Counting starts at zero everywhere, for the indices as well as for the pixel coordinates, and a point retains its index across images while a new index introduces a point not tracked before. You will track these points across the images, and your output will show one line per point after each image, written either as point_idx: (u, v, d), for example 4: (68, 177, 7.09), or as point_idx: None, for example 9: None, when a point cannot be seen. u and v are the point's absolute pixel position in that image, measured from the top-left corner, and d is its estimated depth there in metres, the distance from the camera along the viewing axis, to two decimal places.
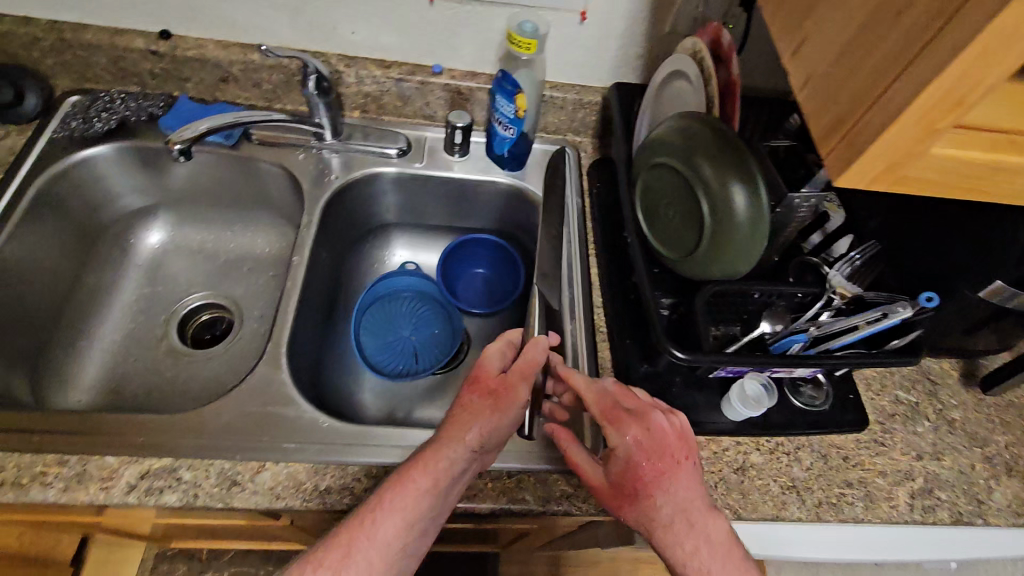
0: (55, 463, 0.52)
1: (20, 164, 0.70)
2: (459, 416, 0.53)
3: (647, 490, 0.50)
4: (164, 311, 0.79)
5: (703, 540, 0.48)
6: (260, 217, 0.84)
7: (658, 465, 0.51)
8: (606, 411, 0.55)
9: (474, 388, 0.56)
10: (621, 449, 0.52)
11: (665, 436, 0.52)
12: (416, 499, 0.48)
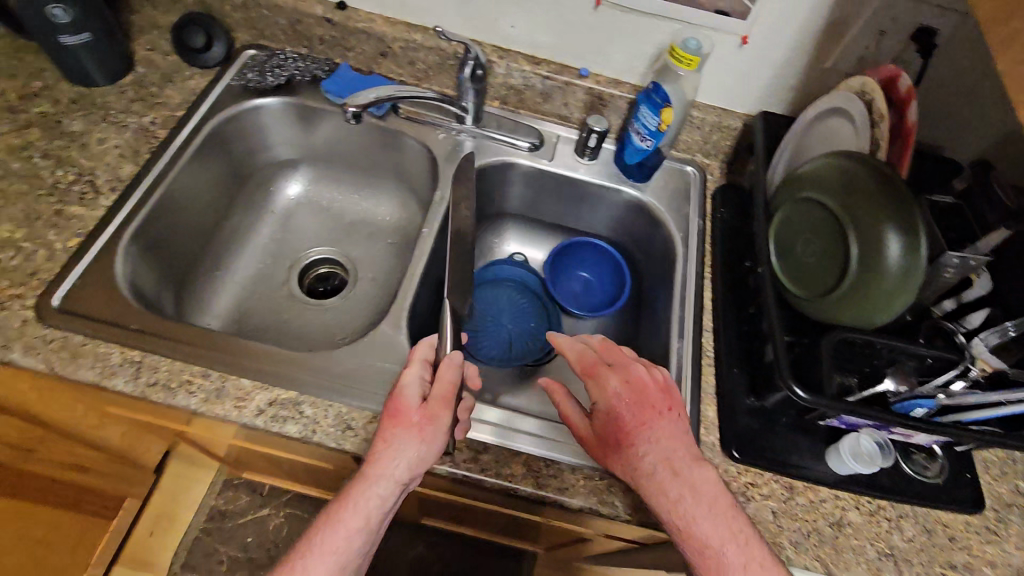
0: (199, 375, 0.58)
1: (200, 105, 0.77)
2: (378, 451, 0.51)
3: (629, 440, 0.53)
4: (289, 258, 0.85)
5: (689, 490, 0.50)
6: (388, 187, 0.89)
7: (641, 415, 0.54)
8: (587, 366, 0.58)
9: (388, 418, 0.52)
10: (604, 400, 0.55)
11: (646, 387, 0.55)
12: (347, 542, 0.50)
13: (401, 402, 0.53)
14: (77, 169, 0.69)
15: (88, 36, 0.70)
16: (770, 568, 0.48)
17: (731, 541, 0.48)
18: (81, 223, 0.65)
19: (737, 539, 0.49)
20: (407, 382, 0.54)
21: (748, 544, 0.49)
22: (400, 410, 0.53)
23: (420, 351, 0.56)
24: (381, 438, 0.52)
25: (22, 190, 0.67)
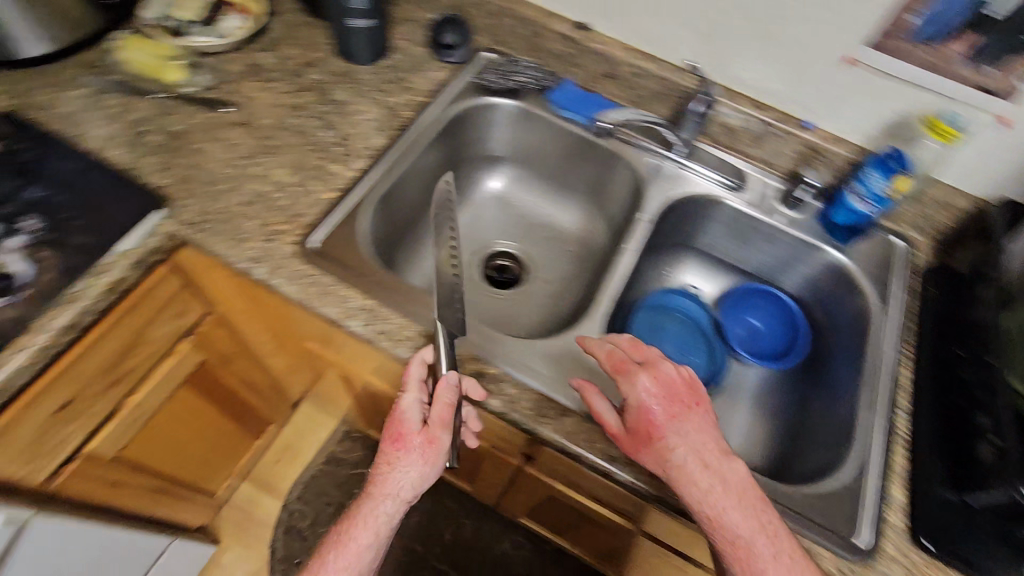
0: (420, 334, 0.65)
1: (442, 97, 0.85)
2: (387, 469, 0.61)
3: (659, 433, 0.55)
4: (475, 245, 0.92)
5: (721, 483, 0.53)
6: (580, 198, 0.93)
7: (672, 409, 0.56)
8: (617, 364, 0.59)
9: (392, 441, 0.61)
10: (635, 395, 0.56)
11: (673, 383, 0.58)
12: (358, 549, 0.61)
13: (397, 426, 0.61)
14: (338, 132, 0.79)
15: (372, 23, 0.82)
16: (797, 558, 0.52)
17: (766, 534, 0.52)
18: (337, 180, 0.75)
19: (770, 532, 0.52)
20: (403, 404, 0.61)
21: (775, 536, 0.52)
22: (397, 434, 0.61)
23: (415, 374, 0.61)
24: (384, 459, 0.61)
25: (294, 142, 0.77)
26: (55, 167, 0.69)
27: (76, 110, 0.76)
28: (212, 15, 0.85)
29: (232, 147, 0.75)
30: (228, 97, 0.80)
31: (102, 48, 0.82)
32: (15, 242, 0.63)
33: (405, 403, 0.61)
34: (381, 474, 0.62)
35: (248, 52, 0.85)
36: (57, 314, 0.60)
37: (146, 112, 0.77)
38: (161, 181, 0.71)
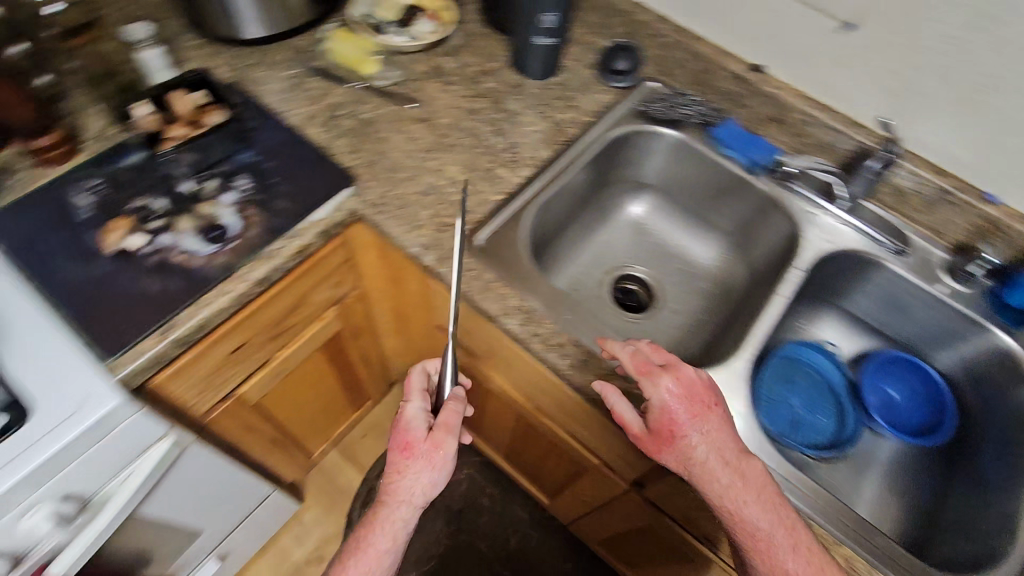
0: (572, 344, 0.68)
1: (606, 118, 0.87)
2: (399, 477, 0.65)
3: (682, 433, 0.56)
4: (606, 265, 0.93)
5: (742, 481, 0.56)
6: (722, 235, 0.93)
7: (694, 409, 0.57)
8: (640, 367, 0.59)
9: (402, 448, 0.65)
10: (658, 396, 0.57)
11: (694, 384, 0.58)
12: (378, 554, 0.65)
13: (403, 433, 0.65)
14: (509, 140, 0.83)
15: (554, 41, 0.85)
16: (815, 550, 0.55)
17: (786, 529, 0.55)
18: (506, 185, 0.79)
19: (788, 527, 0.56)
20: (408, 412, 0.67)
21: (792, 528, 0.56)
22: (405, 440, 0.65)
23: (416, 383, 0.69)
24: (395, 465, 0.65)
25: (469, 144, 0.82)
26: (266, 137, 0.77)
27: (285, 88, 0.84)
28: (407, 18, 0.92)
29: (414, 141, 0.81)
30: (414, 94, 0.86)
31: (309, 36, 0.91)
32: (231, 198, 0.71)
33: (409, 412, 0.67)
34: (392, 479, 0.65)
35: (434, 55, 0.91)
36: (259, 267, 0.67)
37: (342, 98, 0.84)
38: (351, 162, 0.78)
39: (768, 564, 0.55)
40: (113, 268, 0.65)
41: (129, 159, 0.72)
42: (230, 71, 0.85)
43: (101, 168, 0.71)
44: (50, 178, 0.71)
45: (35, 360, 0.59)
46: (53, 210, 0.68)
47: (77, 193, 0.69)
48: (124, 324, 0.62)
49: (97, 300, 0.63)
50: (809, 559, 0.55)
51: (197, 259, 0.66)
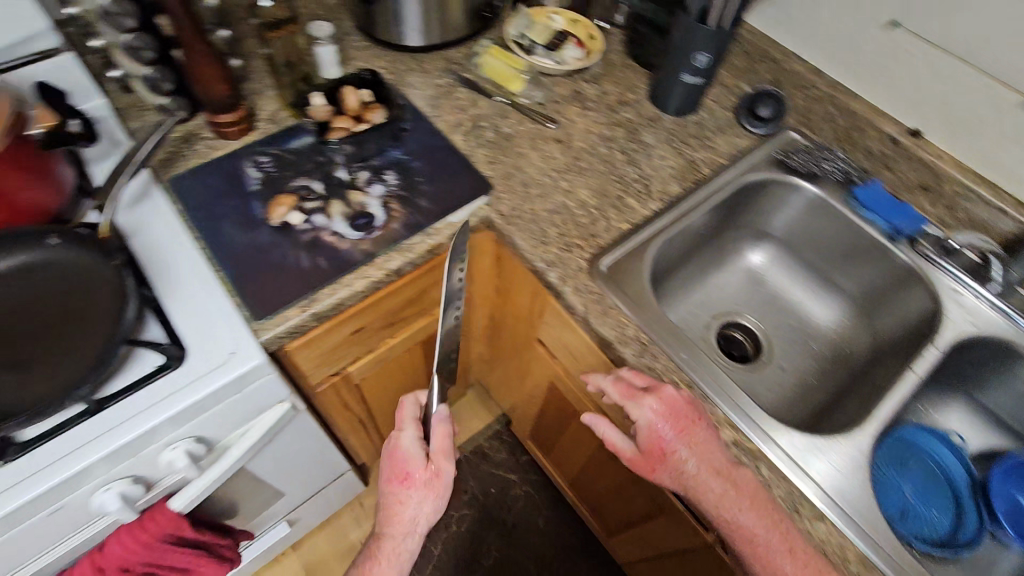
0: (687, 385, 0.67)
1: (743, 162, 0.86)
2: (397, 506, 0.69)
3: (671, 449, 0.61)
4: (716, 310, 0.90)
5: (731, 494, 0.59)
6: (844, 298, 0.89)
7: (679, 426, 0.61)
8: (624, 393, 0.64)
9: (402, 479, 0.69)
10: (643, 418, 0.62)
11: (678, 403, 0.62)
12: None
13: (401, 466, 0.69)
14: (641, 171, 0.84)
15: (699, 80, 0.85)
16: (812, 556, 0.58)
17: (779, 537, 0.58)
18: (634, 215, 0.79)
19: (781, 532, 0.58)
20: (401, 444, 0.70)
21: (785, 531, 0.59)
22: (403, 471, 0.69)
23: (408, 414, 0.71)
24: (396, 496, 0.69)
25: (602, 170, 0.83)
26: (415, 138, 0.82)
27: (436, 95, 0.89)
28: (555, 42, 0.94)
29: (549, 159, 0.84)
30: (554, 115, 0.89)
31: (463, 49, 0.96)
32: (379, 190, 0.76)
33: (402, 444, 0.69)
34: (393, 508, 0.69)
35: (577, 79, 0.93)
36: (396, 258, 0.71)
37: (487, 111, 0.88)
38: (489, 172, 0.81)
39: (767, 566, 0.58)
40: (271, 239, 0.71)
41: (296, 142, 0.79)
42: (389, 73, 0.91)
43: (270, 147, 0.78)
44: (227, 150, 0.79)
45: (198, 313, 0.65)
46: (228, 179, 0.75)
47: (249, 167, 0.76)
48: (276, 291, 0.67)
49: (256, 266, 0.69)
50: (803, 561, 0.57)
51: (344, 242, 0.71)
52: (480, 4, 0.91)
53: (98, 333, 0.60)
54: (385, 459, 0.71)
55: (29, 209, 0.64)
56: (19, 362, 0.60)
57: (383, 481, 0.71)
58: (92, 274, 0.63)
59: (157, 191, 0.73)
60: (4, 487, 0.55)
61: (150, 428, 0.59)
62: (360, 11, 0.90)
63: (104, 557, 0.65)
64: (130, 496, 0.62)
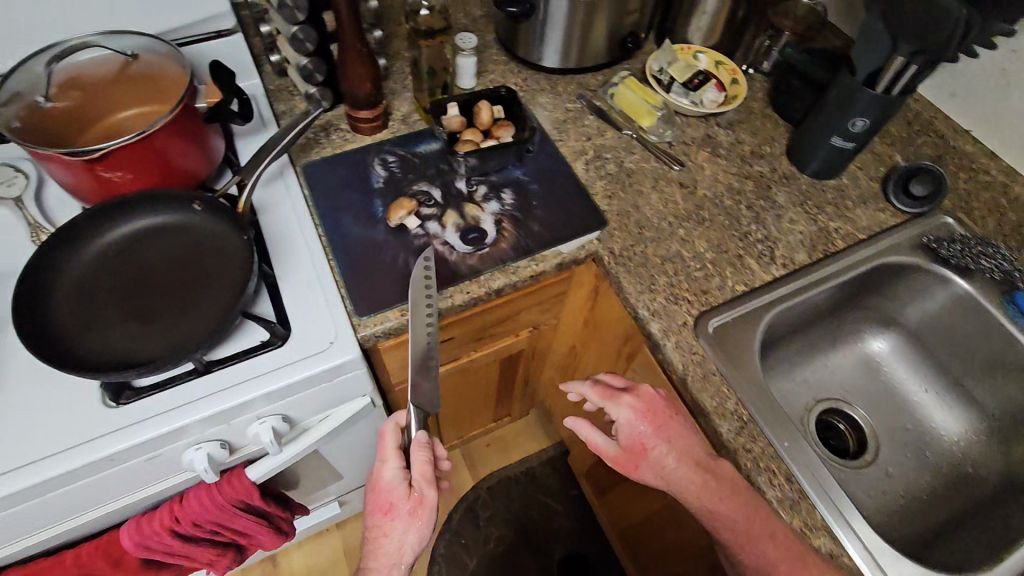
0: (784, 476, 0.62)
1: (882, 239, 0.78)
2: (382, 537, 0.66)
3: (648, 445, 0.62)
4: (819, 392, 0.83)
5: (712, 484, 0.58)
6: (979, 412, 0.78)
7: (655, 421, 0.62)
8: (606, 393, 0.65)
9: (384, 511, 0.66)
10: (622, 415, 0.63)
11: (653, 401, 0.64)
12: None
13: (386, 496, 0.66)
14: (767, 231, 0.78)
15: (849, 145, 0.78)
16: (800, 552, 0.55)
17: (763, 526, 0.56)
18: (752, 278, 0.74)
19: None
20: (386, 473, 0.67)
21: (768, 523, 0.57)
22: (388, 501, 0.66)
23: (387, 442, 0.68)
24: (381, 529, 0.66)
25: (723, 223, 0.79)
26: (537, 160, 0.81)
27: (563, 119, 0.88)
28: (694, 81, 0.89)
29: (670, 203, 0.80)
30: (681, 157, 0.85)
31: (598, 75, 0.94)
32: (493, 208, 0.76)
33: (386, 473, 0.67)
34: (377, 538, 0.67)
35: (712, 123, 0.89)
36: (498, 279, 0.71)
37: (612, 143, 0.86)
38: (605, 206, 0.79)
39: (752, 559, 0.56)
40: (385, 238, 0.73)
41: (423, 148, 0.81)
42: (520, 90, 0.91)
43: (398, 148, 0.81)
44: (359, 144, 0.82)
45: (306, 298, 0.68)
46: (355, 173, 0.78)
47: (376, 165, 0.79)
48: (380, 291, 0.69)
49: (365, 262, 0.71)
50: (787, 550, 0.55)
51: (453, 254, 0.71)
52: (625, 33, 0.88)
53: (218, 299, 0.65)
54: (370, 489, 0.68)
55: (184, 174, 0.70)
56: (145, 313, 0.63)
57: (369, 512, 0.68)
58: (223, 244, 0.68)
59: (291, 175, 0.78)
60: (115, 428, 0.59)
61: (245, 399, 0.62)
62: (505, 26, 0.91)
63: (184, 508, 0.67)
64: (215, 458, 0.64)
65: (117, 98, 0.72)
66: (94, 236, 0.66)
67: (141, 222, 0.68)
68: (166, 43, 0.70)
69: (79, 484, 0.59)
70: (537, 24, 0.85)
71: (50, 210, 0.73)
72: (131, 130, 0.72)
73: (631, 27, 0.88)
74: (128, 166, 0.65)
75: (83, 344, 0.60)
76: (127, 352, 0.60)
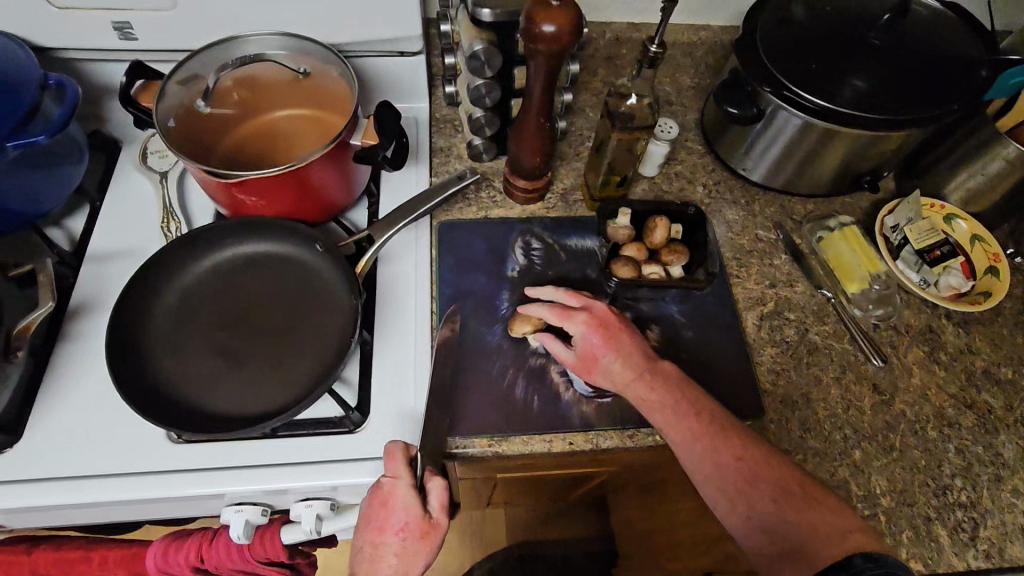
0: None
1: None
2: (380, 561, 0.54)
3: (599, 361, 0.56)
4: None
5: (653, 381, 0.55)
6: None
7: (605, 337, 0.56)
8: (563, 311, 0.58)
9: (396, 534, 0.53)
10: (577, 330, 0.57)
11: (604, 316, 0.58)
12: None
13: (396, 517, 0.53)
14: (975, 495, 0.59)
15: None
16: (732, 446, 0.52)
17: (685, 406, 0.54)
18: (937, 556, 0.56)
19: None
20: (398, 492, 0.53)
21: (704, 421, 0.53)
22: (401, 521, 0.53)
23: (401, 462, 0.54)
24: (387, 553, 0.53)
25: (918, 461, 0.60)
26: (701, 298, 0.67)
27: (749, 249, 0.72)
28: (936, 252, 0.69)
29: (852, 408, 0.63)
30: (885, 348, 0.66)
31: (808, 203, 0.76)
32: None
33: (399, 492, 0.53)
34: (373, 562, 0.54)
35: (940, 314, 0.69)
36: (610, 440, 0.58)
37: (800, 300, 0.69)
38: (768, 386, 0.63)
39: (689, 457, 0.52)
40: (499, 343, 0.63)
41: (575, 241, 0.69)
42: (707, 195, 0.76)
43: (546, 234, 0.70)
44: (505, 212, 0.72)
45: (394, 388, 0.60)
46: (491, 249, 0.69)
47: (517, 247, 0.69)
48: (474, 411, 0.59)
49: (471, 368, 0.61)
50: (719, 441, 0.52)
51: (567, 392, 0.60)
52: (864, 170, 0.70)
53: (307, 361, 0.58)
54: (367, 505, 0.55)
55: (316, 204, 0.64)
56: (232, 350, 0.58)
57: (364, 528, 0.55)
58: (333, 294, 0.61)
59: (425, 231, 0.69)
60: (166, 470, 0.55)
61: (299, 485, 0.56)
62: (714, 116, 0.76)
63: (210, 552, 0.63)
64: (252, 524, 0.59)
65: (273, 98, 0.66)
66: (213, 250, 0.62)
67: (263, 245, 0.63)
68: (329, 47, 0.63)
69: (118, 509, 0.56)
70: (757, 130, 0.69)
71: (187, 198, 0.70)
72: (282, 134, 0.66)
73: (874, 165, 0.69)
74: (259, 193, 0.59)
75: (168, 373, 0.57)
76: (201, 397, 0.56)
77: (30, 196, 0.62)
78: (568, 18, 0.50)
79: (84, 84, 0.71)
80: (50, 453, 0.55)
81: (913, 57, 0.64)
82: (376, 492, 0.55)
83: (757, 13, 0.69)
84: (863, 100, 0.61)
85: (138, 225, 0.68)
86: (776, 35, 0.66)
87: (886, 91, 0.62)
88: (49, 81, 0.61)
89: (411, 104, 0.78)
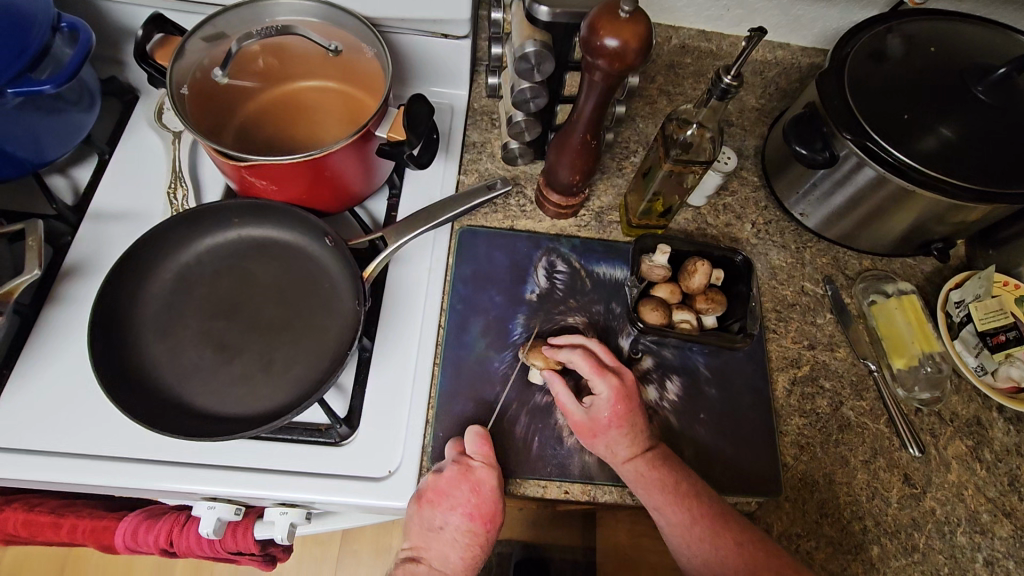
0: None
1: None
2: (455, 545, 0.50)
3: (611, 432, 0.52)
4: None
5: (660, 464, 0.51)
6: None
7: (628, 411, 0.52)
8: (596, 368, 0.53)
9: (484, 521, 0.51)
10: (603, 393, 0.52)
11: (632, 389, 0.53)
12: None
13: (483, 507, 0.50)
14: None
15: None
16: (724, 533, 0.50)
17: (686, 488, 0.51)
18: None
19: None
20: (490, 481, 0.51)
21: (702, 509, 0.51)
22: (487, 512, 0.51)
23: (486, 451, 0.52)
24: (471, 538, 0.50)
25: (941, 568, 0.55)
26: (731, 352, 0.61)
27: (792, 301, 0.66)
28: (999, 336, 0.60)
29: (879, 498, 0.57)
30: (925, 436, 0.60)
31: (865, 258, 0.69)
32: (648, 395, 0.58)
33: (491, 481, 0.51)
34: (452, 542, 0.50)
35: (991, 406, 0.62)
36: (609, 495, 0.54)
37: (839, 368, 0.63)
38: (789, 460, 0.58)
39: (684, 540, 0.50)
40: (504, 373, 0.58)
41: (603, 269, 0.64)
42: (755, 234, 0.69)
43: (574, 256, 0.64)
44: (534, 226, 0.66)
45: (388, 405, 0.56)
46: (511, 265, 0.64)
47: (540, 267, 0.63)
48: None
49: (470, 395, 0.57)
50: (715, 530, 0.50)
51: (571, 436, 0.56)
52: (935, 238, 0.63)
53: (300, 365, 0.54)
54: (444, 484, 0.51)
55: (332, 195, 0.59)
56: (224, 341, 0.55)
57: (435, 507, 0.51)
58: (336, 296, 0.57)
59: (444, 236, 0.64)
60: (139, 458, 0.52)
61: (269, 495, 0.52)
62: (778, 149, 0.69)
63: (180, 537, 0.61)
64: (224, 520, 0.57)
65: (295, 67, 0.60)
66: (218, 228, 0.59)
67: (271, 230, 0.59)
68: (361, 18, 0.56)
69: (87, 488, 0.54)
70: (823, 173, 0.62)
71: (198, 163, 0.66)
72: (304, 110, 0.61)
73: (948, 233, 0.62)
74: (273, 179, 0.54)
75: (155, 358, 0.54)
76: (185, 389, 0.53)
77: (32, 144, 0.58)
78: (636, 32, 0.43)
79: (106, 26, 0.66)
80: (25, 423, 0.53)
81: (1019, 124, 0.56)
82: (461, 475, 0.50)
83: (847, 42, 0.61)
84: (953, 165, 0.54)
85: (146, 187, 0.64)
86: (866, 73, 0.58)
87: (983, 155, 0.54)
88: (61, 23, 0.56)
89: (450, 90, 0.72)
